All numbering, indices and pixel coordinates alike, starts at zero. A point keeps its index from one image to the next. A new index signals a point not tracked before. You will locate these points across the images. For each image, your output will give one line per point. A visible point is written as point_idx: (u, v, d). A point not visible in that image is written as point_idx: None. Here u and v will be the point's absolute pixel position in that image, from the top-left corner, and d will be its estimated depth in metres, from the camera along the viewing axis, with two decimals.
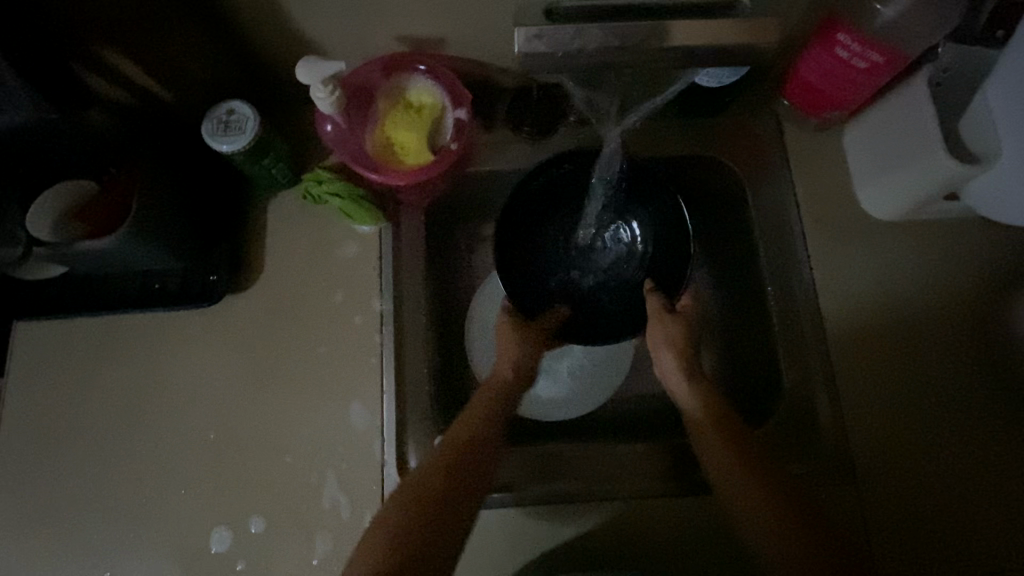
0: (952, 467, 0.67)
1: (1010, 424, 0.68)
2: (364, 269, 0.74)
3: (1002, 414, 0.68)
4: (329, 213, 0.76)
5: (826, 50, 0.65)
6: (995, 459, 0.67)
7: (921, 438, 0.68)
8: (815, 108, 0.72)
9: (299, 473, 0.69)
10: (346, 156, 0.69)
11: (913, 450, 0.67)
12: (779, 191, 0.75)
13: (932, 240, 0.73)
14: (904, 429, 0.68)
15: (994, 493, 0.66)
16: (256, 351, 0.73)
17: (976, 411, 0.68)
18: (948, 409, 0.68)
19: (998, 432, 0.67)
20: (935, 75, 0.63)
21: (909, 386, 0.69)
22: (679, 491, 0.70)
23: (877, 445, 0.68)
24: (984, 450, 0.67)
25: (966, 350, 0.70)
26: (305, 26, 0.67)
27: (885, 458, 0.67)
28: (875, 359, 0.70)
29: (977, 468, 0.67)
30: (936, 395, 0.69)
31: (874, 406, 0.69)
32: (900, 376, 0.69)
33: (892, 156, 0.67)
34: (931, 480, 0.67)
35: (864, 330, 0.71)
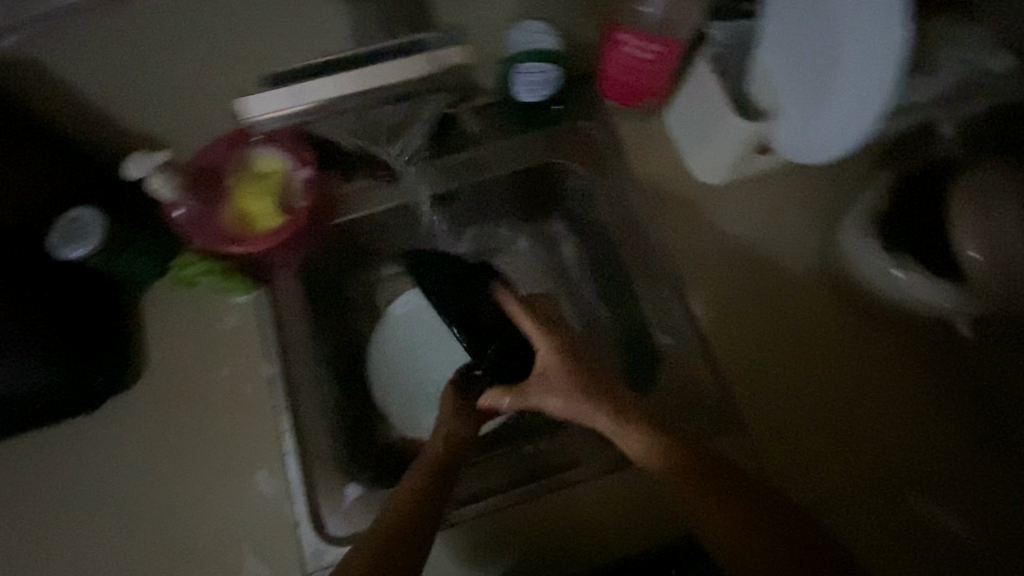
0: (868, 441, 0.70)
1: (877, 344, 0.73)
2: (248, 336, 0.76)
3: (867, 338, 0.73)
4: (205, 291, 0.77)
5: (616, 49, 0.72)
6: (873, 382, 0.72)
7: (825, 420, 0.71)
8: (632, 99, 0.78)
9: (215, 555, 0.68)
10: (204, 234, 0.72)
11: (799, 397, 0.72)
12: (621, 177, 0.82)
13: (766, 190, 0.79)
14: (809, 416, 0.71)
15: (914, 450, 0.69)
16: (152, 442, 0.72)
17: (844, 342, 0.73)
18: (818, 350, 0.73)
19: (868, 356, 0.72)
20: (716, 51, 0.70)
21: (778, 341, 0.74)
22: (609, 469, 0.72)
23: (765, 403, 0.72)
24: (861, 378, 0.72)
25: (821, 289, 0.75)
26: (138, 123, 0.71)
27: (776, 414, 0.72)
28: (763, 360, 0.73)
29: (891, 432, 0.70)
30: (805, 341, 0.73)
31: (754, 370, 0.73)
32: (789, 369, 0.73)
33: (703, 126, 0.75)
34: (824, 421, 0.71)
35: (741, 331, 0.74)
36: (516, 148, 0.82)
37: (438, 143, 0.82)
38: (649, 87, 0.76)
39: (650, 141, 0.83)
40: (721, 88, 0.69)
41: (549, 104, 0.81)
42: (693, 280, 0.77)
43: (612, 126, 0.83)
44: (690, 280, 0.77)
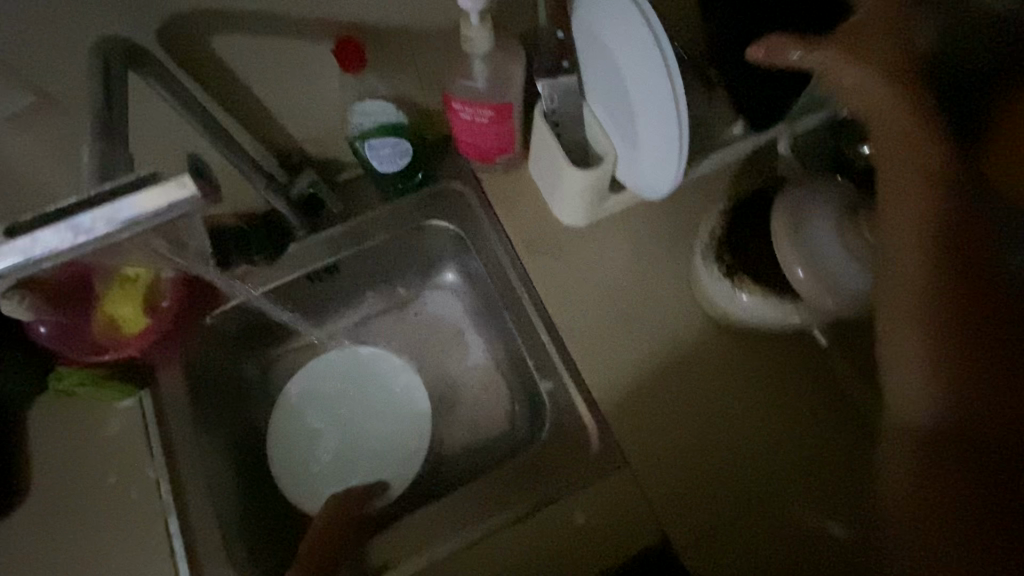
0: (763, 441, 0.72)
1: (757, 368, 0.74)
2: (132, 440, 0.75)
3: (748, 365, 0.74)
4: (86, 399, 0.77)
5: (456, 117, 0.74)
6: (760, 408, 0.73)
7: (716, 429, 0.72)
8: (487, 156, 0.81)
9: None
10: (74, 346, 0.73)
11: (689, 430, 0.72)
12: (490, 229, 0.84)
13: (627, 222, 0.82)
14: (702, 428, 0.72)
15: (805, 438, 0.71)
16: (39, 564, 0.71)
17: (727, 369, 0.75)
18: (704, 382, 0.74)
19: (751, 381, 0.74)
20: (548, 107, 0.73)
21: (664, 381, 0.75)
22: (508, 519, 0.70)
23: (660, 442, 0.72)
24: (748, 403, 0.73)
25: (695, 322, 0.77)
26: None
27: (669, 452, 0.72)
28: (643, 386, 0.75)
29: (779, 427, 0.72)
30: (689, 377, 0.75)
31: (644, 416, 0.73)
32: (668, 388, 0.75)
33: (549, 175, 0.78)
34: (713, 452, 0.71)
35: (616, 360, 0.76)
36: (390, 214, 0.85)
37: (312, 220, 0.83)
38: (499, 144, 0.79)
39: (518, 192, 0.85)
40: (557, 144, 0.72)
41: (410, 171, 0.83)
42: (571, 323, 0.78)
43: (478, 182, 0.86)
44: (565, 324, 0.78)
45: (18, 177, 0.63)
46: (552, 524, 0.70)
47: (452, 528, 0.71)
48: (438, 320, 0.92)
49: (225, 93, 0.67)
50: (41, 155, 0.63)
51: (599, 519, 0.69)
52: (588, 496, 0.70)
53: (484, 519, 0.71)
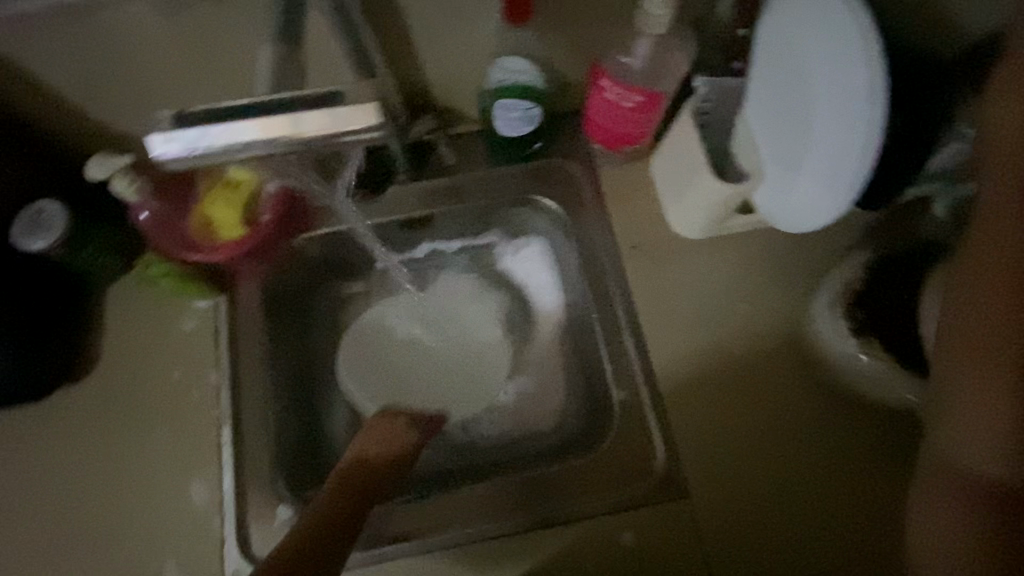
0: (803, 472, 0.68)
1: (846, 440, 0.69)
2: (203, 342, 0.75)
3: (839, 433, 0.69)
4: (166, 292, 0.77)
5: (600, 95, 0.70)
6: (839, 479, 0.68)
7: (755, 446, 0.69)
8: (614, 144, 0.77)
9: (141, 558, 0.67)
10: (167, 240, 0.71)
11: (757, 480, 0.68)
12: (598, 219, 0.79)
13: (742, 247, 0.77)
14: (739, 447, 0.69)
15: (849, 474, 0.68)
16: (91, 439, 0.72)
17: (817, 429, 0.69)
18: (787, 438, 0.69)
19: (838, 450, 0.69)
20: (701, 105, 0.68)
21: (745, 428, 0.70)
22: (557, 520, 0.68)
23: (725, 487, 0.68)
24: (830, 467, 0.68)
25: (795, 375, 0.71)
26: (111, 122, 0.70)
27: (734, 501, 0.68)
28: (694, 392, 0.72)
29: (825, 460, 0.68)
30: (772, 430, 0.70)
31: (714, 456, 0.69)
32: (716, 401, 0.71)
33: (679, 178, 0.73)
34: (778, 511, 0.67)
35: (689, 376, 0.72)
36: (497, 180, 0.81)
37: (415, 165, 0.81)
38: (634, 133, 0.74)
39: (634, 187, 0.80)
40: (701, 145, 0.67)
41: (530, 140, 0.78)
42: (658, 338, 0.74)
43: (594, 168, 0.81)
44: (655, 335, 0.74)
45: (161, 53, 0.62)
46: (596, 534, 0.67)
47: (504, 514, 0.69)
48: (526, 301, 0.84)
49: (380, 15, 0.64)
50: (190, 36, 0.61)
51: (641, 536, 0.67)
52: (639, 517, 0.68)
53: (526, 508, 0.69)
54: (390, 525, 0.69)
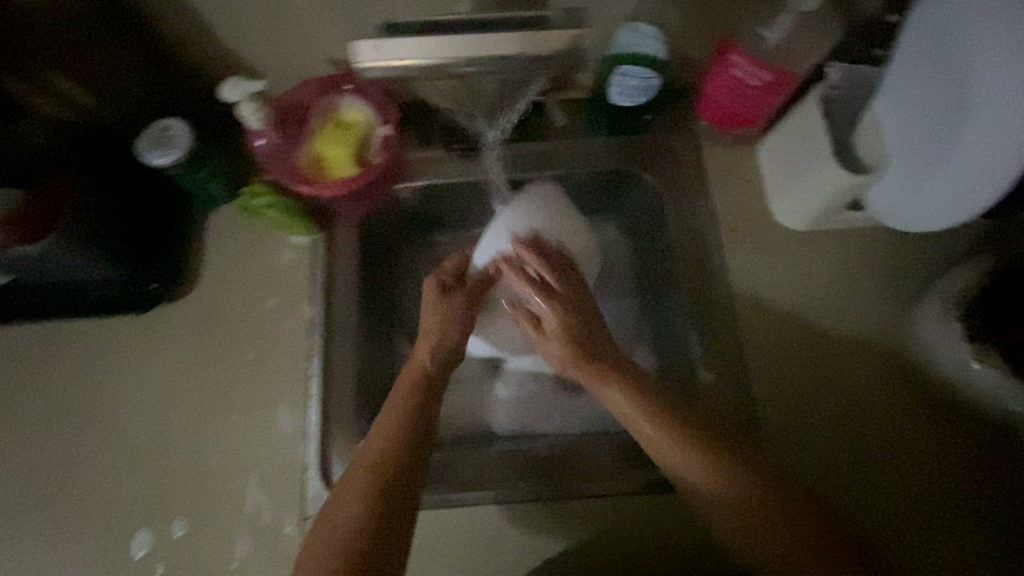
0: (885, 463, 0.68)
1: (935, 442, 0.68)
2: (299, 276, 0.77)
3: (932, 433, 0.69)
4: (266, 224, 0.78)
5: (725, 71, 0.69)
6: (925, 476, 0.67)
7: (839, 430, 0.69)
8: (726, 125, 0.76)
9: (226, 475, 0.69)
10: (279, 170, 0.72)
11: (839, 459, 0.68)
12: (698, 199, 0.78)
13: (843, 243, 0.76)
14: (823, 429, 0.69)
15: (933, 472, 0.67)
16: (185, 356, 0.74)
17: (909, 424, 0.69)
18: (875, 428, 0.69)
19: (926, 448, 0.68)
20: (831, 92, 0.66)
21: (835, 408, 0.70)
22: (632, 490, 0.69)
23: (808, 460, 0.68)
24: (918, 462, 0.68)
25: (890, 368, 0.71)
26: (239, 49, 0.71)
27: (814, 473, 0.67)
28: (782, 368, 0.72)
29: (909, 455, 0.68)
30: (865, 422, 0.69)
31: (800, 429, 0.69)
32: (803, 381, 0.71)
33: (795, 165, 0.71)
34: (858, 491, 0.67)
35: (778, 354, 0.72)
36: (601, 150, 0.80)
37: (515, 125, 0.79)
38: (751, 114, 0.72)
39: (738, 172, 0.79)
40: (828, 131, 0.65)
41: (640, 112, 0.77)
42: (749, 326, 0.74)
43: (698, 148, 0.80)
44: (746, 320, 0.74)
45: None
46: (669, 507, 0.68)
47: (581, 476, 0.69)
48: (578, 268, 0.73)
49: None
50: None
51: None
52: None
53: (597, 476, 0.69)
54: (459, 475, 0.70)
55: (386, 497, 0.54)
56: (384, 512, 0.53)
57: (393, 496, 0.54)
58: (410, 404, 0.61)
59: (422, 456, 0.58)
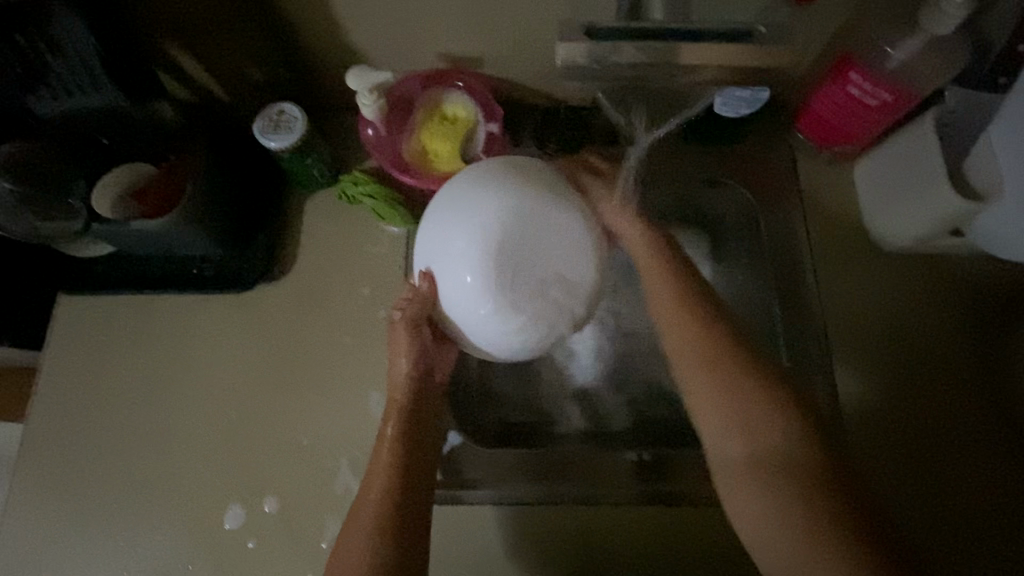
0: (950, 453, 0.69)
1: (994, 436, 0.69)
2: (392, 265, 0.77)
3: (1000, 433, 0.70)
4: (361, 211, 0.79)
5: (840, 88, 0.68)
6: (977, 468, 0.69)
7: (912, 415, 0.71)
8: (827, 140, 0.76)
9: (316, 456, 0.71)
10: (383, 159, 0.73)
11: (899, 430, 0.70)
12: (792, 213, 0.77)
13: (937, 264, 0.75)
14: (895, 410, 0.71)
15: (999, 468, 0.68)
16: (279, 336, 0.75)
17: (979, 419, 0.70)
18: (938, 414, 0.70)
19: (989, 446, 0.69)
20: (944, 115, 0.66)
21: (912, 384, 0.72)
22: (712, 497, 0.69)
23: (869, 424, 0.71)
24: (975, 454, 0.69)
25: (978, 362, 0.72)
26: (355, 37, 0.72)
27: (870, 436, 0.70)
28: (870, 344, 0.73)
29: (978, 449, 0.69)
30: (939, 413, 0.71)
31: (868, 398, 0.71)
32: (887, 363, 0.73)
33: (896, 186, 0.70)
34: (907, 462, 0.69)
35: (866, 336, 0.73)
36: (696, 158, 0.80)
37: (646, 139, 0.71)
38: (859, 132, 0.72)
39: (833, 188, 0.79)
40: (942, 152, 0.64)
41: (742, 123, 0.77)
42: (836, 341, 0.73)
43: (795, 162, 0.80)
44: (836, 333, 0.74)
45: None
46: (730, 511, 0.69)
47: (664, 483, 0.69)
48: (576, 227, 0.58)
49: None
50: None
51: None
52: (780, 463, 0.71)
53: (661, 481, 0.70)
54: (473, 469, 0.70)
55: (388, 537, 0.53)
56: (389, 546, 0.53)
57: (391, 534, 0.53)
58: (398, 436, 0.60)
59: (424, 484, 0.58)
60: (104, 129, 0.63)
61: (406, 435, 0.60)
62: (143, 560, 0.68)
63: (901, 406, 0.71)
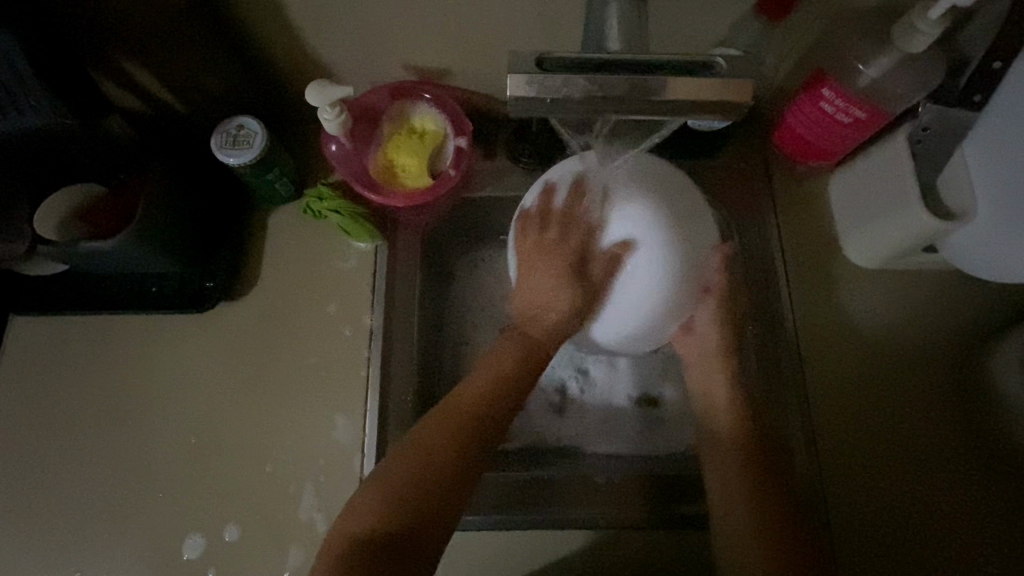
0: (924, 485, 0.68)
1: (967, 468, 0.68)
2: (359, 283, 0.75)
3: (965, 472, 0.68)
4: (328, 227, 0.77)
5: (813, 104, 0.67)
6: (940, 506, 0.67)
7: (887, 444, 0.69)
8: (802, 156, 0.75)
9: (280, 482, 0.68)
10: (348, 175, 0.71)
11: (865, 461, 0.68)
12: (769, 229, 0.76)
13: (912, 284, 0.74)
14: (870, 439, 0.69)
15: (973, 501, 0.67)
16: (242, 357, 0.72)
17: (945, 456, 0.68)
18: (913, 444, 0.69)
19: (954, 483, 0.68)
20: (918, 133, 0.64)
21: (882, 415, 0.70)
22: (687, 522, 0.68)
23: (836, 454, 0.69)
24: (939, 491, 0.67)
25: (947, 397, 0.70)
26: (318, 49, 0.70)
27: (836, 466, 0.68)
28: (847, 371, 0.71)
29: (952, 480, 0.68)
30: (914, 442, 0.69)
31: (844, 424, 0.70)
32: (863, 391, 0.71)
33: (871, 205, 0.69)
34: (870, 494, 0.67)
35: (842, 362, 0.72)
36: None
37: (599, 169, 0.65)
38: (833, 149, 0.71)
39: (809, 203, 0.77)
40: (915, 170, 0.62)
41: (717, 137, 0.75)
42: (814, 360, 0.72)
43: (770, 177, 0.78)
44: (813, 353, 0.72)
45: None
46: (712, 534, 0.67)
47: (638, 508, 0.68)
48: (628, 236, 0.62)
49: None
50: None
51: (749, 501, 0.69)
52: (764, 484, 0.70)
53: (638, 506, 0.68)
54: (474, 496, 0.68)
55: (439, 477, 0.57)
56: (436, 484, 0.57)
57: (442, 470, 0.57)
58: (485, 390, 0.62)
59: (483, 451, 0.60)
60: (51, 147, 0.60)
61: (504, 386, 0.63)
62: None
63: (876, 435, 0.69)
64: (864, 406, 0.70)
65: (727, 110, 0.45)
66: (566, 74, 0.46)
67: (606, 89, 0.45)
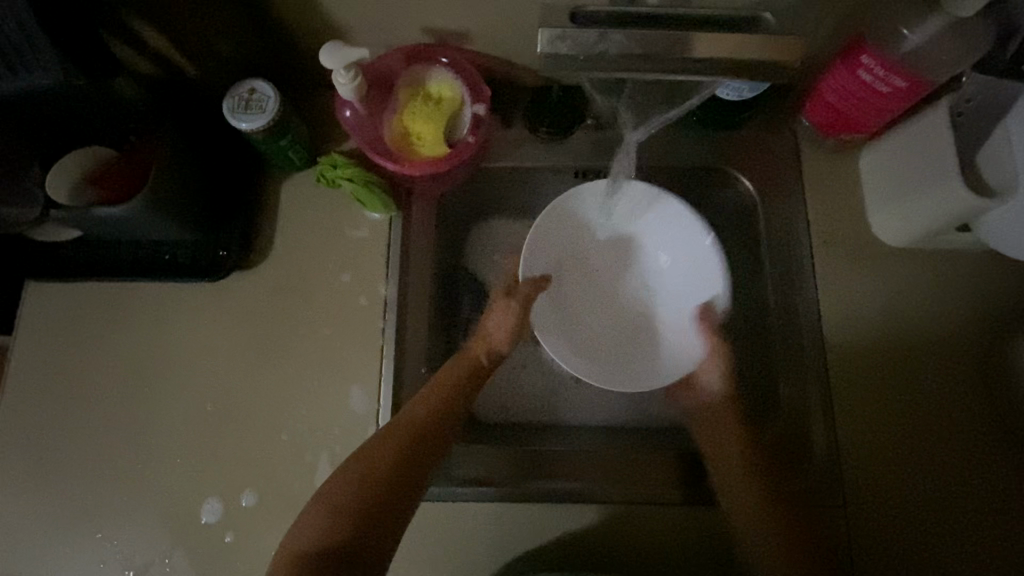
0: (936, 472, 0.66)
1: (984, 456, 0.67)
2: (373, 252, 0.74)
3: (982, 481, 0.66)
4: (342, 196, 0.75)
5: (850, 72, 0.64)
6: (949, 516, 0.65)
7: (903, 431, 0.68)
8: (833, 128, 0.71)
9: (296, 450, 0.69)
10: (363, 142, 0.69)
11: (881, 459, 0.67)
12: (794, 204, 0.74)
13: (941, 266, 0.72)
14: (887, 426, 0.68)
15: (989, 491, 0.66)
16: (257, 326, 0.72)
17: (964, 469, 0.66)
18: (927, 431, 0.68)
19: (968, 478, 0.66)
20: (961, 104, 0.61)
21: (903, 417, 0.68)
22: (698, 499, 0.67)
23: (855, 449, 0.67)
24: (951, 499, 0.66)
25: (975, 406, 0.68)
26: (331, 9, 0.67)
27: (853, 462, 0.67)
28: (868, 356, 0.70)
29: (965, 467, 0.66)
30: (930, 431, 0.68)
31: (861, 409, 0.68)
32: (883, 378, 0.69)
33: (906, 183, 0.66)
34: (881, 494, 0.66)
35: (862, 345, 0.70)
36: (692, 144, 0.75)
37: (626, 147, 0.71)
38: (867, 120, 0.68)
39: (837, 178, 0.74)
40: (951, 146, 0.60)
41: (744, 108, 0.72)
42: (835, 339, 0.70)
43: (797, 149, 0.76)
44: (836, 332, 0.70)
45: None
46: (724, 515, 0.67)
47: (649, 487, 0.68)
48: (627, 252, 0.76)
49: None
50: None
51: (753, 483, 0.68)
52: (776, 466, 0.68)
53: (650, 482, 0.68)
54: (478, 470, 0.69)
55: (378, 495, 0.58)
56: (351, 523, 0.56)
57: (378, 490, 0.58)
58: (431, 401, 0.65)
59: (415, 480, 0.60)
60: (58, 107, 0.59)
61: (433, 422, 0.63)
62: (122, 555, 0.66)
63: (894, 421, 0.68)
64: (882, 390, 0.69)
65: (773, 68, 0.43)
66: (601, 29, 0.43)
67: (646, 46, 0.43)
